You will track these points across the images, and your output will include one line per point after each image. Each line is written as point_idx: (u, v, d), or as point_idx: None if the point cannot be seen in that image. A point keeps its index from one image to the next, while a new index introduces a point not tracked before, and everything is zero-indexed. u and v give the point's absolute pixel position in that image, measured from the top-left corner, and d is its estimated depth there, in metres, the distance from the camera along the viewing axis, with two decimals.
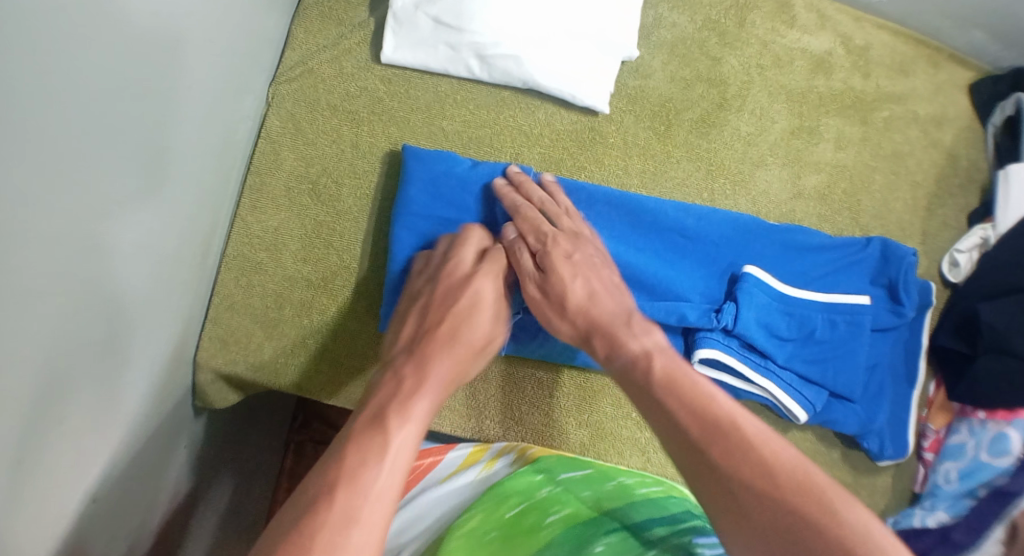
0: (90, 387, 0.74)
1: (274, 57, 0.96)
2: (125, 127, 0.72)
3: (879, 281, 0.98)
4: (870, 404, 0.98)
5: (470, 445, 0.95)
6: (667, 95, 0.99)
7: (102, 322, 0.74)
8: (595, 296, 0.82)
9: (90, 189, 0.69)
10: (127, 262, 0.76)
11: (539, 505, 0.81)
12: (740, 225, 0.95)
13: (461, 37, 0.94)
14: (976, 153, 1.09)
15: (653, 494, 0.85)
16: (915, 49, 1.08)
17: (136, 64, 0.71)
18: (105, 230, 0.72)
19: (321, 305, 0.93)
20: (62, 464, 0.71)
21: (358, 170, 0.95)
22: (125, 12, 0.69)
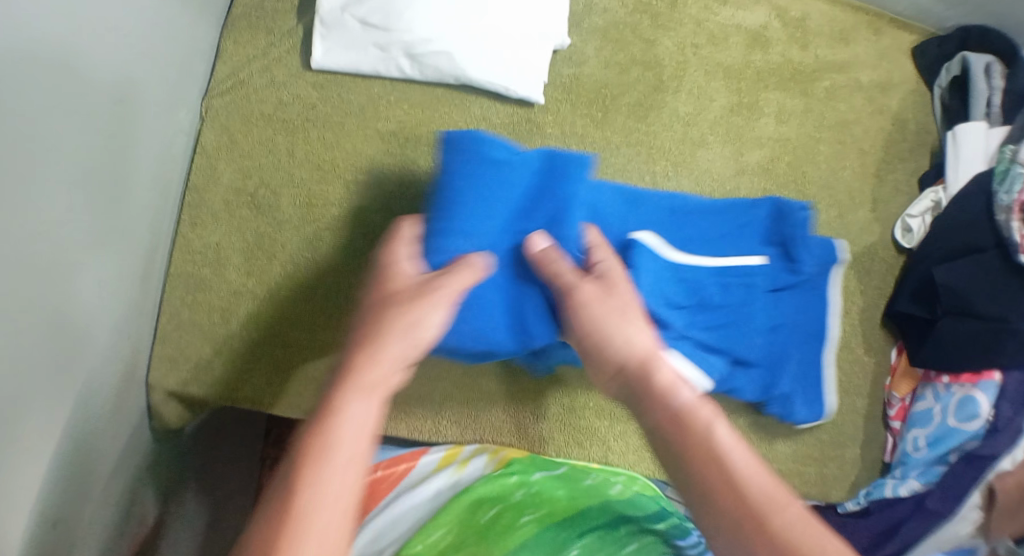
0: (45, 412, 0.75)
1: (206, 71, 0.96)
2: (61, 150, 0.74)
3: (773, 240, 0.95)
4: (773, 366, 0.95)
5: (444, 447, 0.94)
6: (603, 80, 0.99)
7: (55, 341, 0.76)
8: (601, 346, 0.75)
9: (30, 214, 0.71)
10: (77, 280, 0.78)
11: (515, 507, 0.83)
12: (633, 195, 0.92)
13: (389, 38, 0.94)
14: (924, 116, 1.08)
15: (627, 492, 0.87)
16: (854, 16, 1.08)
17: (67, 85, 0.74)
18: (42, 258, 0.73)
19: (268, 316, 0.93)
20: (18, 488, 0.71)
21: (295, 178, 0.95)
22: (50, 38, 0.70)
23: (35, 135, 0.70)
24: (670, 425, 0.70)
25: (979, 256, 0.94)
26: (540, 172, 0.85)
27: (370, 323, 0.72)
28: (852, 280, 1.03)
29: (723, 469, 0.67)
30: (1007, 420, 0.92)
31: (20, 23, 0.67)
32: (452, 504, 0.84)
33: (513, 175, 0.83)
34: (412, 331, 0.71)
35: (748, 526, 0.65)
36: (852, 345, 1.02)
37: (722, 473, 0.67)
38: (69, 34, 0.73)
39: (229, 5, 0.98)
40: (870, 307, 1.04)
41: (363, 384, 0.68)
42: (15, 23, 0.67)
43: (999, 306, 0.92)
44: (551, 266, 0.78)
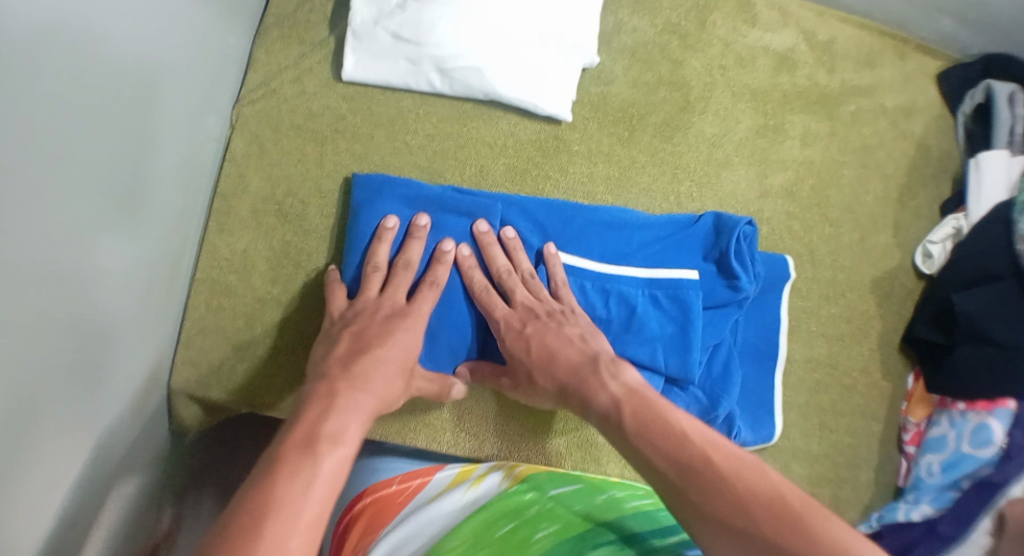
0: (63, 415, 0.75)
1: (237, 79, 0.96)
2: (89, 155, 0.74)
3: (711, 255, 0.93)
4: (714, 387, 0.92)
5: (459, 465, 0.96)
6: (630, 100, 1.00)
7: (75, 341, 0.76)
8: (554, 359, 0.83)
9: (57, 217, 0.71)
10: (101, 284, 0.78)
11: (530, 522, 0.83)
12: (550, 207, 0.93)
13: (420, 51, 0.94)
14: (948, 143, 1.08)
15: (644, 507, 0.87)
16: (881, 41, 1.08)
17: (98, 90, 0.74)
18: (65, 263, 0.73)
19: (293, 324, 0.93)
20: (41, 489, 0.72)
21: (323, 189, 0.95)
22: (83, 42, 0.71)
23: (59, 143, 0.70)
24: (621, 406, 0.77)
25: (998, 285, 0.95)
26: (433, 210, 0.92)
27: (337, 388, 0.76)
28: (872, 304, 1.03)
29: (665, 423, 0.74)
30: (1020, 447, 0.92)
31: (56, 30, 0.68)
32: (469, 519, 0.84)
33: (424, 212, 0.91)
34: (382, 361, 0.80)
35: (701, 490, 0.69)
36: (870, 369, 1.03)
37: (666, 428, 0.73)
38: (97, 41, 0.73)
39: (262, 15, 0.99)
40: (889, 331, 1.04)
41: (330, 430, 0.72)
42: (54, 25, 0.68)
43: (1014, 333, 0.91)
44: (487, 301, 0.88)
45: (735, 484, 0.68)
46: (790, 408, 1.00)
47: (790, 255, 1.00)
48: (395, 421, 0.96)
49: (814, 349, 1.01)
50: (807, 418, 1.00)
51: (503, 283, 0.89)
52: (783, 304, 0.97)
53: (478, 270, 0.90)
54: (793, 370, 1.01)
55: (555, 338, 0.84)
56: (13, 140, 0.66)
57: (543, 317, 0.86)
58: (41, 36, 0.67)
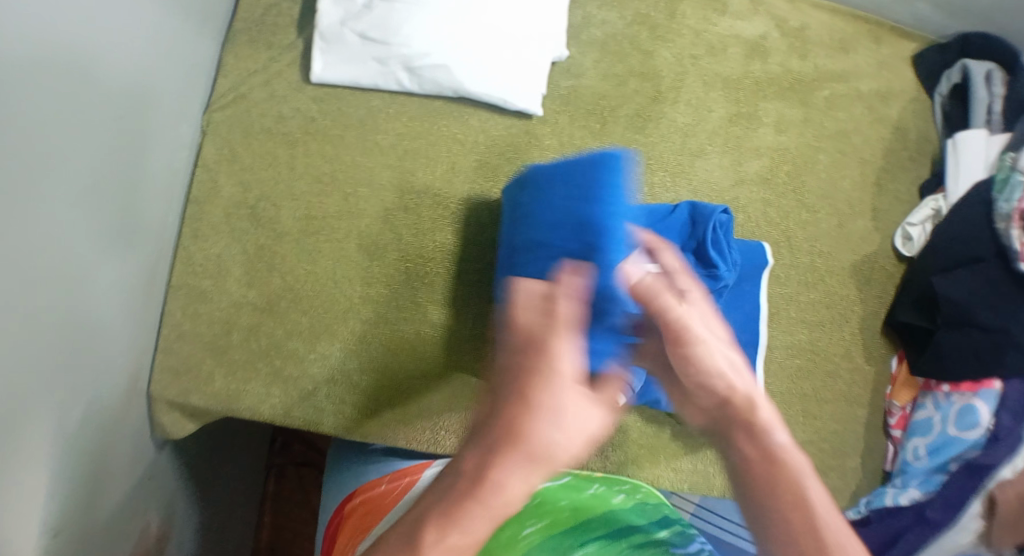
0: (47, 425, 0.75)
1: (207, 86, 0.96)
2: (68, 165, 0.74)
3: (689, 242, 0.93)
4: None
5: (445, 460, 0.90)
6: (601, 92, 0.99)
7: (55, 351, 0.76)
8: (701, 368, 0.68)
9: (38, 227, 0.71)
10: (76, 291, 0.78)
11: (516, 518, 0.82)
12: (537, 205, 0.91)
13: (388, 51, 0.94)
14: (925, 125, 1.08)
15: (628, 502, 0.87)
16: (854, 25, 1.07)
17: (76, 99, 0.74)
18: (50, 269, 0.74)
19: (268, 327, 0.93)
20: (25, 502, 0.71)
21: (295, 192, 0.95)
22: (62, 53, 0.71)
23: (44, 152, 0.71)
24: (760, 462, 0.64)
25: (980, 265, 0.94)
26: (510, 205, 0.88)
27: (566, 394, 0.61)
28: (851, 288, 1.02)
29: (792, 488, 0.62)
30: (1009, 430, 0.91)
31: (36, 41, 0.68)
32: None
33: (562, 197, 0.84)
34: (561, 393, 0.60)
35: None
36: (852, 354, 1.02)
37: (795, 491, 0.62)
38: (78, 47, 0.73)
39: (231, 20, 0.99)
40: (871, 315, 1.03)
41: (530, 458, 0.59)
42: (36, 36, 0.68)
43: (1000, 315, 0.91)
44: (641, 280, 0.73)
45: None
46: (773, 397, 0.99)
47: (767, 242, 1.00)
48: (375, 422, 0.92)
49: (794, 336, 1.00)
50: (790, 406, 0.99)
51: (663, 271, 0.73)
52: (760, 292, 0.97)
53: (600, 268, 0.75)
54: (773, 358, 1.00)
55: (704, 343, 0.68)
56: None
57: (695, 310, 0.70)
58: (24, 51, 0.67)
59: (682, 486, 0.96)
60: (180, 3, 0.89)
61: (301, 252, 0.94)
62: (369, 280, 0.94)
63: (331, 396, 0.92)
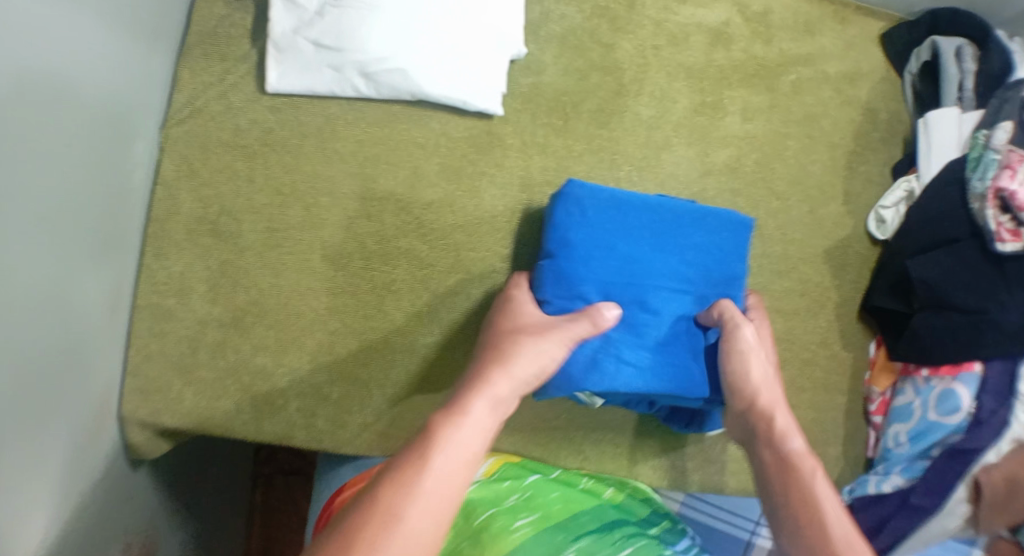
0: (15, 458, 0.74)
1: (162, 102, 0.95)
2: (21, 194, 0.73)
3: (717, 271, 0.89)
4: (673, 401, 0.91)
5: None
6: (563, 88, 0.98)
7: (20, 382, 0.75)
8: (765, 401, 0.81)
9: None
10: (42, 321, 0.77)
11: (508, 510, 0.85)
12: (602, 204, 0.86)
13: (343, 58, 0.93)
14: (895, 106, 1.06)
15: (618, 498, 0.93)
16: (819, 7, 1.06)
17: (25, 127, 0.73)
18: (8, 301, 0.73)
19: (235, 343, 0.92)
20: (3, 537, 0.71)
21: (257, 204, 0.94)
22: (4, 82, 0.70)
23: None
24: (779, 462, 0.78)
25: (956, 246, 0.92)
26: (591, 213, 0.86)
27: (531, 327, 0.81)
28: (826, 275, 1.01)
29: (804, 486, 0.75)
30: (989, 412, 0.89)
31: None
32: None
33: (660, 226, 0.87)
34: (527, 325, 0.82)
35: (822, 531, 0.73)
36: (830, 341, 1.00)
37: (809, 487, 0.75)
38: (17, 75, 0.72)
39: (183, 33, 0.97)
40: (847, 301, 1.02)
41: (491, 390, 0.74)
42: None
43: (977, 297, 0.89)
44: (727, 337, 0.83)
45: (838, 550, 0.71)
46: None
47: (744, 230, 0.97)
48: (348, 433, 0.93)
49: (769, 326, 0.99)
50: None
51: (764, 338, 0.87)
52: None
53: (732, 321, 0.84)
54: None
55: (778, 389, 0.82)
56: None
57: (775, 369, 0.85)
58: None
59: (661, 482, 0.95)
60: (128, 20, 0.87)
61: (268, 264, 0.93)
62: (335, 289, 0.93)
63: (302, 409, 0.92)
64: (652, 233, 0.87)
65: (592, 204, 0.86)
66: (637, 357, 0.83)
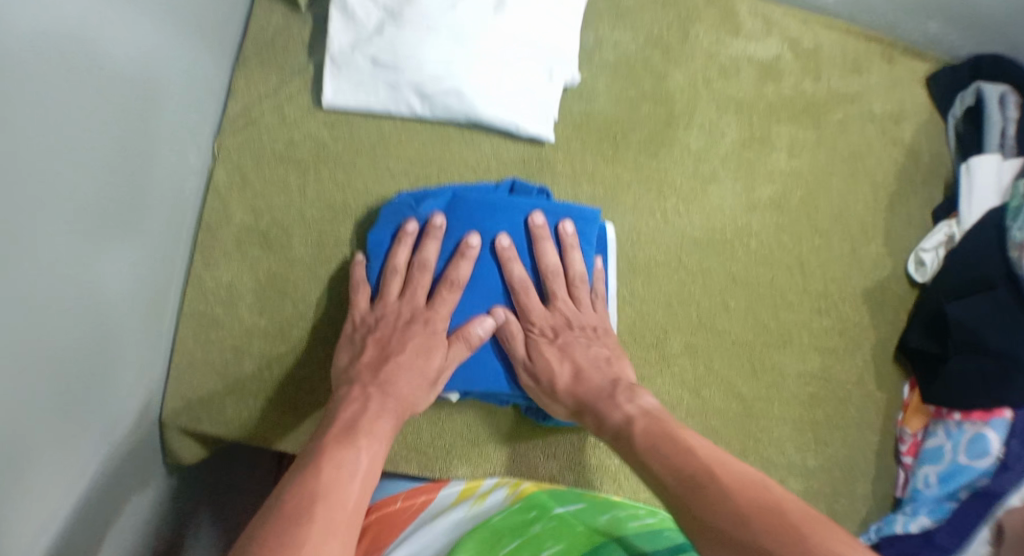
0: (65, 460, 0.75)
1: (216, 111, 0.95)
2: (82, 197, 0.74)
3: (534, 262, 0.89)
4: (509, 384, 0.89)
5: (461, 482, 0.94)
6: (613, 117, 0.99)
7: (75, 380, 0.76)
8: (580, 375, 0.87)
9: (54, 262, 0.71)
10: (96, 323, 0.78)
11: (534, 541, 0.80)
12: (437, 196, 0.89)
13: (399, 77, 0.93)
14: (939, 148, 1.07)
15: (645, 528, 0.83)
16: (868, 46, 1.06)
17: (89, 133, 0.74)
18: (66, 301, 0.73)
19: (281, 355, 0.93)
20: (48, 538, 0.72)
21: (307, 218, 0.95)
22: (69, 88, 0.71)
23: (58, 186, 0.71)
24: (619, 440, 0.80)
25: (993, 291, 0.92)
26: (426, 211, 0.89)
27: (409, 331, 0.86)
28: (865, 314, 1.02)
29: (668, 444, 0.76)
30: (1017, 457, 0.89)
31: (48, 77, 0.68)
32: (470, 537, 0.81)
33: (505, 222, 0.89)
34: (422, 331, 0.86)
35: (702, 498, 0.69)
36: (865, 380, 1.01)
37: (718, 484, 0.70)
38: (74, 80, 0.71)
39: (239, 43, 0.98)
40: (884, 340, 1.02)
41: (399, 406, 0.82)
42: (50, 73, 0.68)
43: (1012, 342, 0.89)
44: (524, 300, 0.88)
45: (731, 505, 0.67)
46: (785, 423, 0.98)
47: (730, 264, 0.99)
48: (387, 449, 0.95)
49: (807, 362, 1.00)
50: (802, 432, 0.99)
51: (576, 297, 0.90)
52: (610, 267, 0.94)
53: (517, 262, 0.88)
54: (787, 384, 0.99)
55: (584, 357, 0.88)
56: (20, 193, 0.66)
57: (577, 330, 0.89)
58: (36, 89, 0.67)
59: None
60: (188, 28, 0.87)
61: (315, 280, 0.94)
62: None
63: None
64: (488, 235, 0.88)
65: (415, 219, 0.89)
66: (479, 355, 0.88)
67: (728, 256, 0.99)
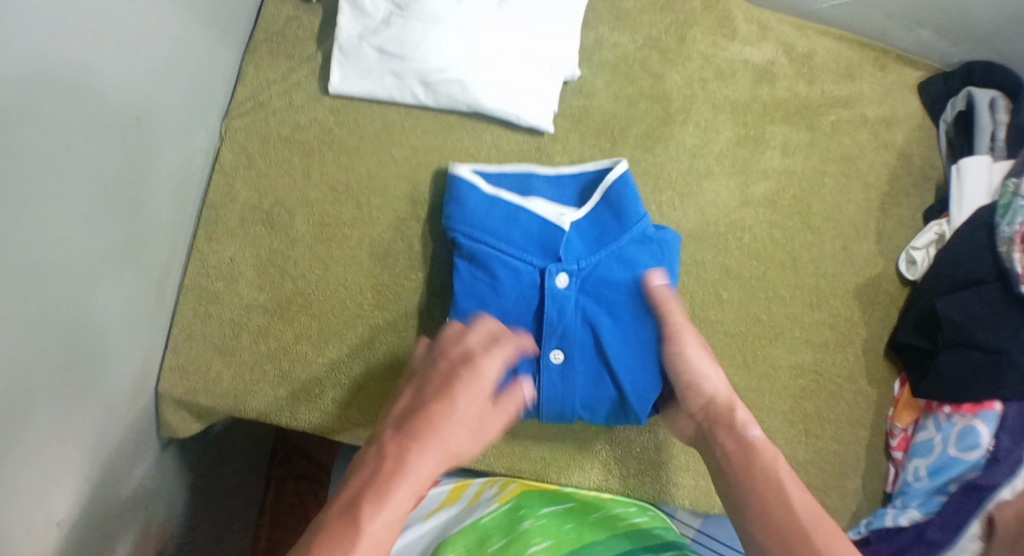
0: (55, 418, 0.76)
1: (226, 93, 0.98)
2: (86, 161, 0.76)
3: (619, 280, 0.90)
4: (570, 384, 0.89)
5: (453, 481, 0.96)
6: (612, 112, 1.02)
7: (73, 341, 0.78)
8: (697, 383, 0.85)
9: (55, 221, 0.74)
10: (95, 285, 0.80)
11: (522, 537, 0.82)
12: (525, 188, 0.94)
13: (405, 66, 0.96)
14: (930, 152, 1.09)
15: (635, 524, 0.87)
16: (861, 53, 1.09)
17: (99, 100, 0.77)
18: (63, 258, 0.75)
19: (278, 331, 0.94)
20: (32, 491, 0.73)
21: (310, 199, 0.97)
22: (81, 53, 0.74)
23: (62, 147, 0.73)
24: (739, 452, 0.79)
25: (982, 287, 0.94)
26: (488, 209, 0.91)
27: (441, 376, 0.78)
28: (855, 311, 1.04)
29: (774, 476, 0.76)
30: (1008, 451, 0.91)
31: (60, 41, 0.71)
32: (460, 536, 0.84)
33: (629, 294, 0.89)
34: (468, 384, 0.77)
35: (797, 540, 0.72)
36: (855, 376, 1.02)
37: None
38: (84, 39, 0.74)
39: (251, 31, 1.01)
40: (874, 337, 1.04)
41: (425, 466, 0.73)
42: (63, 37, 0.71)
43: (1002, 338, 0.92)
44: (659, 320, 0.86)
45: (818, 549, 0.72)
46: (775, 415, 0.99)
47: (723, 257, 1.01)
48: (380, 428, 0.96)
49: (798, 356, 1.01)
50: (792, 425, 1.00)
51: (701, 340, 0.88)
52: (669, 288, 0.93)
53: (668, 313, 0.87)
54: (778, 377, 1.00)
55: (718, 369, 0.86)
56: (24, 149, 0.69)
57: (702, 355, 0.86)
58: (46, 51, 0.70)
59: (683, 502, 0.96)
60: (202, 7, 0.90)
61: (315, 257, 0.96)
62: (378, 287, 0.96)
63: (337, 400, 0.94)
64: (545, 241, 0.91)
65: (625, 201, 0.91)
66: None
67: (722, 250, 1.01)
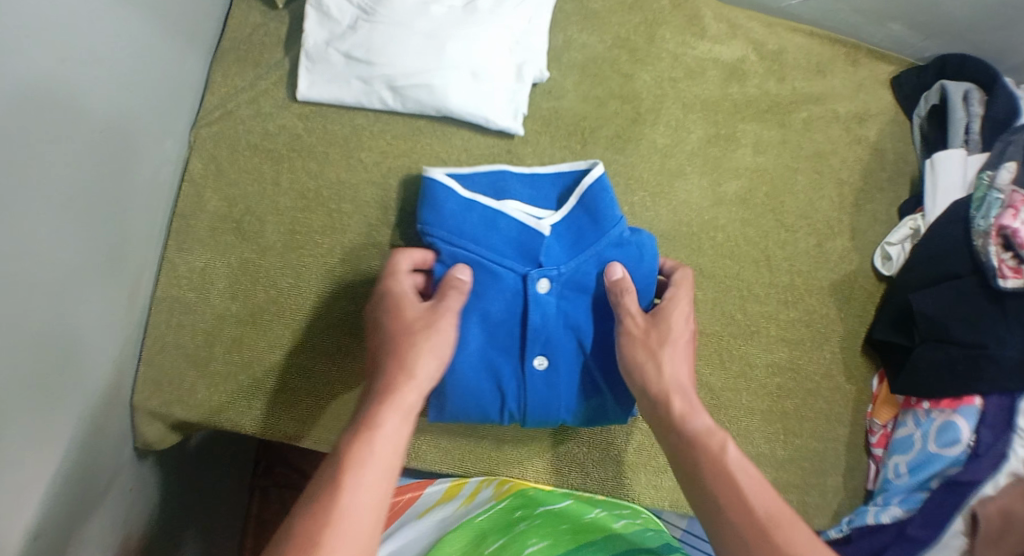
0: (27, 430, 0.76)
1: (194, 102, 0.98)
2: (51, 170, 0.76)
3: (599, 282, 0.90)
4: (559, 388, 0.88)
5: (448, 480, 0.94)
6: (582, 114, 1.02)
7: (42, 351, 0.77)
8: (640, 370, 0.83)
9: (19, 230, 0.73)
10: (65, 294, 0.79)
11: (519, 537, 0.79)
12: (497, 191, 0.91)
13: (372, 71, 0.96)
14: (904, 147, 1.09)
15: (629, 527, 0.85)
16: (832, 48, 1.09)
17: (64, 108, 0.77)
18: (31, 268, 0.75)
19: (251, 340, 0.94)
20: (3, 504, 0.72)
21: (281, 207, 0.97)
22: (41, 62, 0.73)
23: (25, 156, 0.73)
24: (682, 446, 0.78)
25: (957, 281, 0.94)
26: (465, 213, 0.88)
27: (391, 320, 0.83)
28: (832, 308, 1.03)
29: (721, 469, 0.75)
30: (988, 446, 0.90)
31: (17, 49, 0.71)
32: (457, 536, 0.81)
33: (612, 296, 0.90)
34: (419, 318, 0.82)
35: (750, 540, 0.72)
36: (833, 373, 1.02)
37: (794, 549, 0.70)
38: (43, 46, 0.73)
39: (218, 40, 1.01)
40: (851, 334, 1.03)
41: (401, 400, 0.77)
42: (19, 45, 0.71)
43: (979, 330, 0.91)
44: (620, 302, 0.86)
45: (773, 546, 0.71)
46: (752, 414, 0.99)
47: (697, 256, 1.01)
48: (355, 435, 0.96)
49: (774, 354, 1.00)
50: (770, 423, 0.99)
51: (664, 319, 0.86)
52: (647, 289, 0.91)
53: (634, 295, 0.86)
54: (755, 376, 1.00)
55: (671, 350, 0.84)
56: None
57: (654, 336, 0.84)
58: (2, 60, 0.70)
59: (662, 502, 0.96)
60: (168, 16, 0.90)
61: (286, 265, 0.96)
62: (351, 293, 0.96)
63: (311, 409, 0.94)
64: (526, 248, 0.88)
65: (602, 205, 0.90)
66: (478, 381, 0.87)
67: (695, 249, 1.01)
